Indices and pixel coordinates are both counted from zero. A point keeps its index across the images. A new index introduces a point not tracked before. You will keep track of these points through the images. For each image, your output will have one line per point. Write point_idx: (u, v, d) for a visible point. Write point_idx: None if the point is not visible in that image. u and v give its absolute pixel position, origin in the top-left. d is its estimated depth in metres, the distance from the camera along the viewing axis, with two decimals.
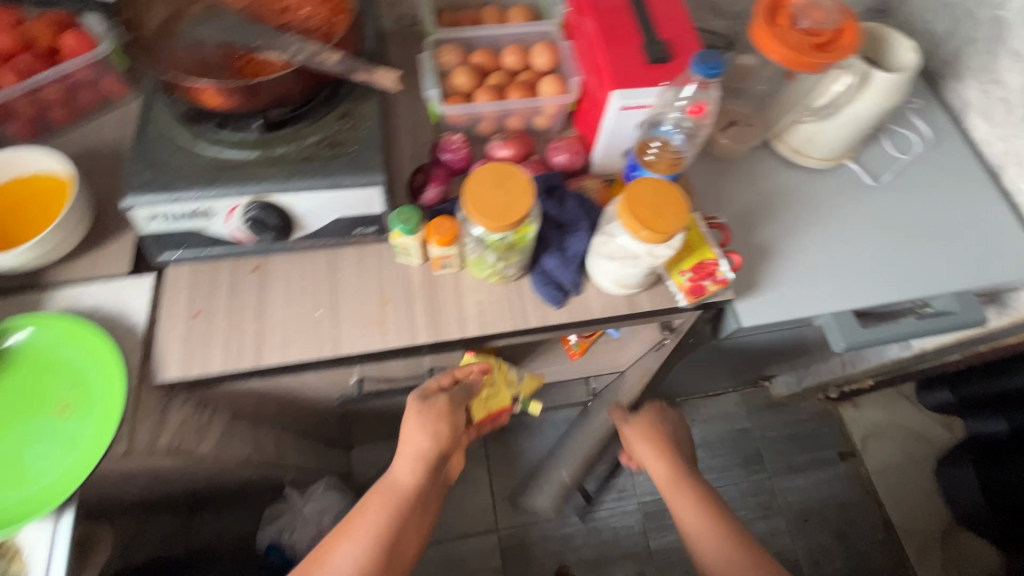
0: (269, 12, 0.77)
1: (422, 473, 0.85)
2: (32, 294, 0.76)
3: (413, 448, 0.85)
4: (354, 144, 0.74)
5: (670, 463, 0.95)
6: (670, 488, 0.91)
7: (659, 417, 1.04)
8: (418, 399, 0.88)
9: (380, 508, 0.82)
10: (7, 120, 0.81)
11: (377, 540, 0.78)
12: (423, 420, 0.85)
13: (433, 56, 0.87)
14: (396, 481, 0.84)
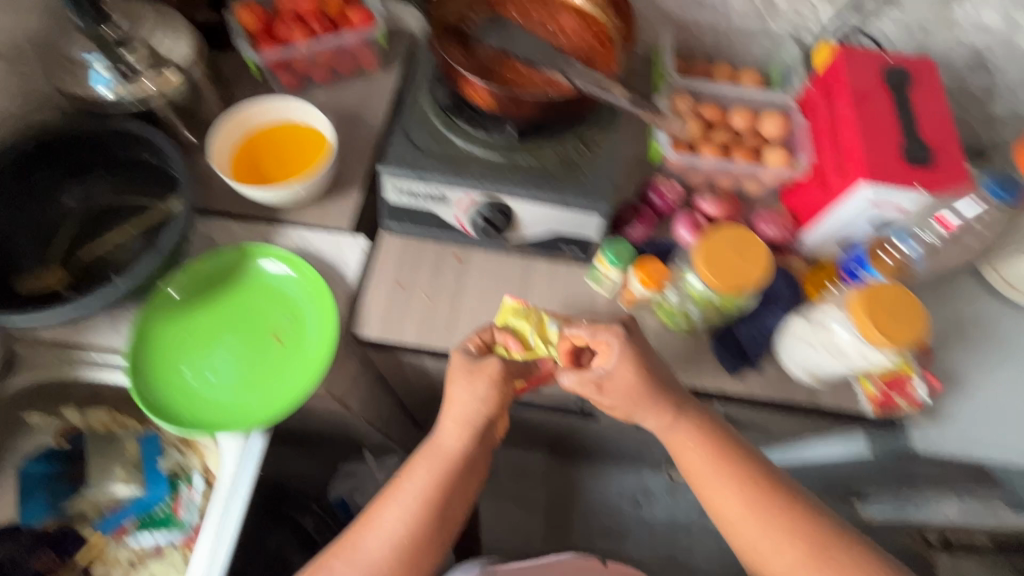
0: (541, 31, 0.82)
1: (470, 437, 0.72)
2: (267, 227, 0.84)
3: (461, 412, 0.72)
4: (588, 171, 0.77)
5: (661, 411, 0.70)
6: (699, 478, 0.70)
7: (625, 348, 0.69)
8: (465, 357, 0.72)
9: (423, 470, 0.71)
10: (283, 71, 0.92)
11: (429, 500, 0.70)
12: (476, 382, 0.71)
13: (669, 100, 0.89)
14: (438, 446, 0.72)
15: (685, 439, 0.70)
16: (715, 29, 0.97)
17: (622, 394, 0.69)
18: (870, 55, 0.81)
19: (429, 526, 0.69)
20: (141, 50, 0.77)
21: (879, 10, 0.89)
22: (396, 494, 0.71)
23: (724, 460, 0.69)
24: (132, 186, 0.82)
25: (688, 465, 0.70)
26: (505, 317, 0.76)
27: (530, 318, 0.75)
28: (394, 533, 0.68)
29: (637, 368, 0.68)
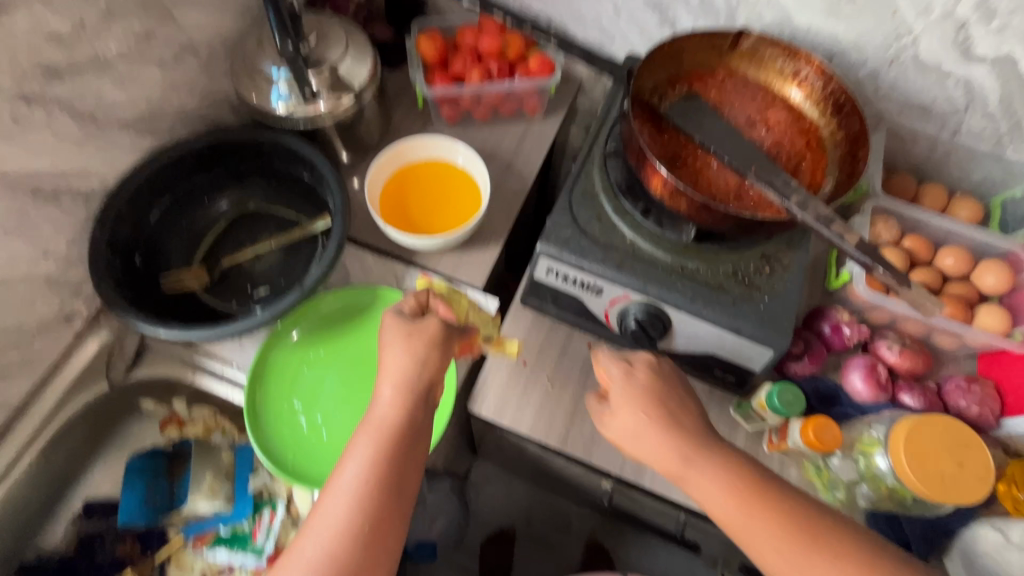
0: (742, 121, 0.72)
1: (404, 402, 0.59)
2: (401, 267, 0.81)
3: (398, 379, 0.60)
4: (768, 295, 0.67)
5: (681, 454, 0.58)
6: (729, 511, 0.56)
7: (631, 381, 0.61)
8: (406, 320, 0.63)
9: (362, 444, 0.58)
10: (448, 105, 0.89)
11: (370, 478, 0.56)
12: (411, 347, 0.61)
13: (868, 221, 0.77)
14: (373, 419, 0.60)
15: (703, 460, 0.57)
16: (935, 142, 0.83)
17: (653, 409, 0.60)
18: None
19: (378, 507, 0.56)
20: (325, 72, 0.77)
21: None
22: (337, 479, 0.57)
23: (743, 481, 0.56)
24: (283, 199, 0.83)
25: (708, 496, 0.57)
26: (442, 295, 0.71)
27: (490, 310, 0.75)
28: (339, 524, 0.55)
29: (656, 393, 0.61)
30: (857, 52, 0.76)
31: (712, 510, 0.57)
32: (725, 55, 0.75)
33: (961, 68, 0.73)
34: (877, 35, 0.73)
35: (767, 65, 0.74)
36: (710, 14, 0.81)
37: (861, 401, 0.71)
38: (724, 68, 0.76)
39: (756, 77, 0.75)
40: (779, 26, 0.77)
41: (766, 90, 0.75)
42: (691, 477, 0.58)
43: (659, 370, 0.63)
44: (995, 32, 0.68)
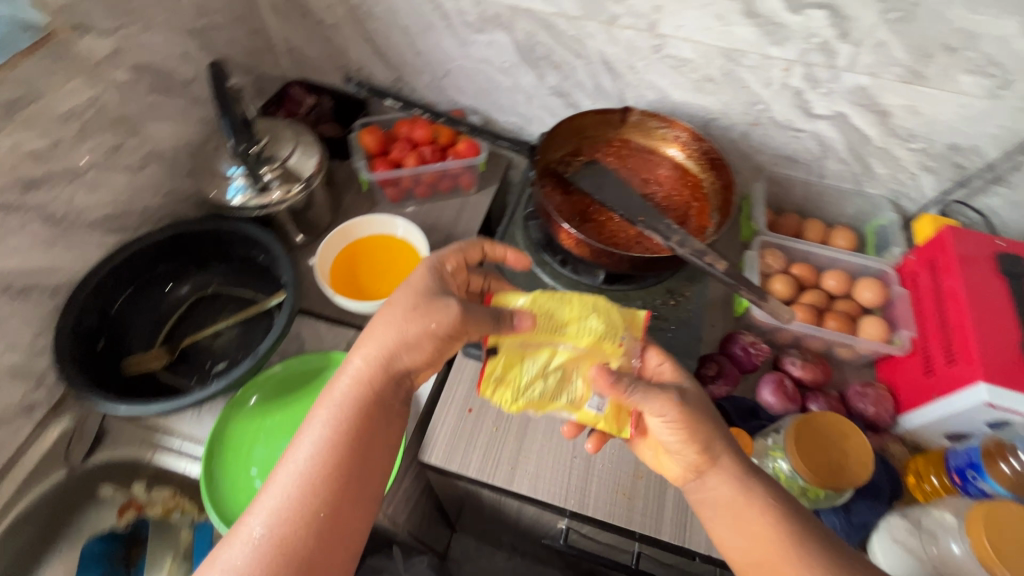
0: (635, 181, 0.86)
1: (373, 376, 0.60)
2: (353, 331, 0.88)
3: (376, 354, 0.60)
4: (674, 324, 0.77)
5: (728, 473, 0.57)
6: (768, 560, 0.53)
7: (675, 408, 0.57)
8: (409, 289, 0.62)
9: (324, 419, 0.58)
10: (390, 186, 1.00)
11: (333, 456, 0.56)
12: (410, 321, 0.59)
13: (758, 254, 0.89)
14: (339, 394, 0.60)
15: (753, 513, 0.55)
16: (808, 185, 0.98)
17: (689, 445, 0.58)
18: (981, 239, 0.79)
19: (336, 483, 0.55)
20: (276, 166, 0.88)
21: (988, 188, 0.89)
22: (297, 454, 0.56)
23: (801, 547, 0.53)
24: (242, 280, 0.91)
25: (761, 553, 0.54)
26: (587, 315, 0.60)
27: (568, 370, 0.60)
28: (294, 504, 0.54)
29: (699, 420, 0.58)
30: (726, 117, 0.92)
31: (742, 529, 0.55)
32: (618, 128, 0.90)
33: (808, 124, 0.89)
34: (737, 104, 0.90)
35: (652, 134, 0.89)
36: (604, 96, 0.96)
37: (772, 411, 0.79)
38: (618, 139, 0.91)
39: (646, 144, 0.90)
40: (661, 102, 0.94)
41: (655, 154, 0.90)
42: (736, 525, 0.56)
43: (696, 403, 0.59)
44: (825, 95, 0.85)
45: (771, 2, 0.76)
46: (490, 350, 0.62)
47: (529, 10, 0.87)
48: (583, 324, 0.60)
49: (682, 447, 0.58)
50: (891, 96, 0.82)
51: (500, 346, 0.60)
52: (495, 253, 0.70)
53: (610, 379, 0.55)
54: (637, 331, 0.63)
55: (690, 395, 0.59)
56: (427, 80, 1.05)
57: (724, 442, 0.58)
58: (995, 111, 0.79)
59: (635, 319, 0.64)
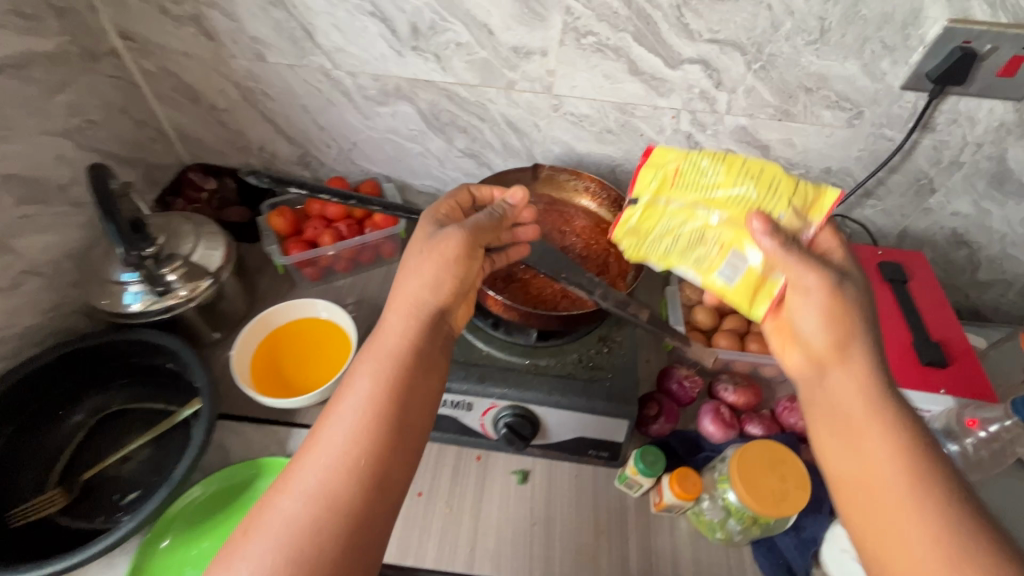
0: (555, 234, 0.88)
1: (413, 332, 0.64)
2: (283, 428, 0.82)
3: (408, 302, 0.65)
4: (611, 373, 0.78)
5: (865, 374, 0.57)
6: (874, 469, 0.53)
7: (827, 297, 0.59)
8: (425, 230, 0.70)
9: (367, 373, 0.61)
10: (308, 266, 0.97)
11: (377, 406, 0.59)
12: (430, 258, 0.66)
13: (677, 288, 0.94)
14: (382, 347, 0.63)
15: (873, 426, 0.54)
16: None
17: (835, 339, 0.59)
18: (864, 250, 0.87)
19: (376, 433, 0.57)
20: (178, 264, 0.82)
21: (861, 201, 0.99)
22: (344, 406, 0.59)
23: (914, 459, 0.52)
24: (151, 391, 0.83)
25: (869, 463, 0.53)
26: (744, 184, 0.64)
27: (706, 231, 0.67)
28: (339, 455, 0.56)
29: (853, 320, 0.58)
30: (630, 163, 0.97)
31: (857, 432, 0.55)
32: (531, 184, 0.93)
33: None
34: (637, 150, 0.95)
35: (564, 186, 0.93)
36: (514, 154, 0.99)
37: (715, 441, 0.81)
38: (532, 194, 0.93)
39: (560, 197, 0.93)
40: (568, 154, 0.97)
41: (569, 205, 0.93)
42: (849, 441, 0.55)
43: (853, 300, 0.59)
44: (713, 136, 0.92)
45: (651, 61, 0.82)
46: (634, 197, 0.69)
47: (428, 81, 0.88)
48: (738, 191, 0.64)
49: (827, 336, 0.59)
50: (769, 133, 0.90)
51: (646, 198, 0.68)
52: (481, 196, 0.76)
53: (765, 240, 0.60)
54: (817, 227, 0.63)
55: (850, 284, 0.59)
56: (335, 153, 1.03)
57: (865, 341, 0.58)
58: (855, 137, 0.89)
59: (821, 202, 0.63)
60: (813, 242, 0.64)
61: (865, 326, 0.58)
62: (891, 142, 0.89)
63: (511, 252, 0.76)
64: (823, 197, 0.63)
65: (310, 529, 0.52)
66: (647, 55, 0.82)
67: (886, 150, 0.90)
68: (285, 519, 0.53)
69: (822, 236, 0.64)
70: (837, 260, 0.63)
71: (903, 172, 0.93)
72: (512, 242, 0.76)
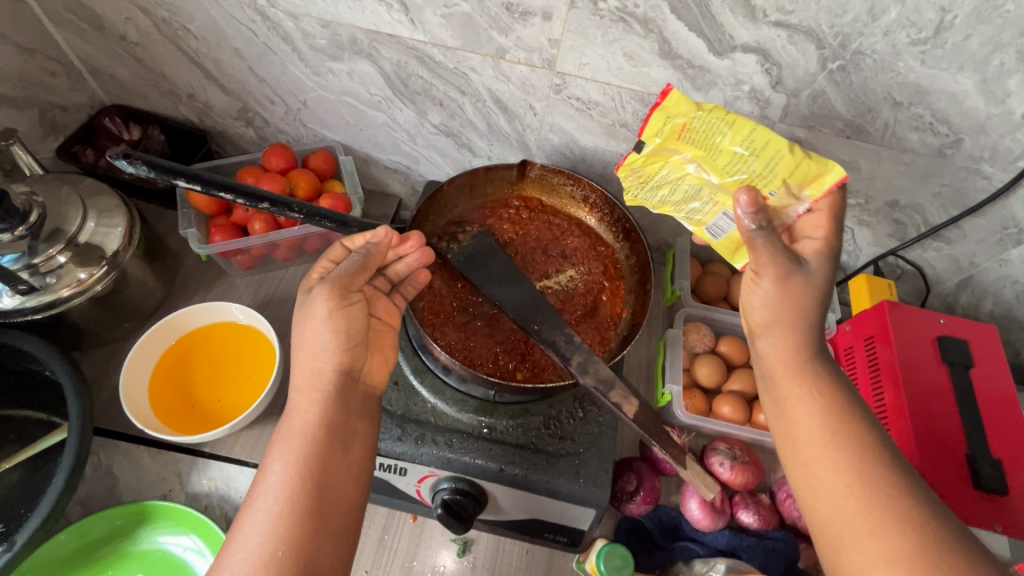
0: (537, 254, 0.70)
1: (324, 403, 0.51)
2: (186, 459, 0.69)
3: (309, 370, 0.52)
4: (583, 446, 0.62)
5: (800, 341, 0.50)
6: (808, 439, 0.47)
7: (787, 275, 0.49)
8: (304, 287, 0.57)
9: (279, 456, 0.48)
10: (236, 255, 0.79)
11: (294, 494, 0.46)
12: (309, 327, 0.52)
13: (681, 330, 0.77)
14: (292, 427, 0.50)
15: (799, 386, 0.49)
16: None
17: (784, 323, 0.50)
18: (923, 317, 0.70)
19: (305, 524, 0.45)
20: (63, 246, 0.65)
21: (923, 243, 0.80)
22: (258, 498, 0.46)
23: (841, 422, 0.47)
24: (31, 398, 0.69)
25: (793, 427, 0.48)
26: (746, 151, 0.51)
27: (700, 189, 0.54)
28: (261, 559, 0.43)
29: (807, 301, 0.49)
30: None
31: (785, 391, 0.50)
32: (517, 184, 0.74)
33: None
34: None
35: (558, 190, 0.74)
36: (501, 138, 0.79)
37: (701, 530, 0.67)
38: (517, 197, 0.75)
39: (551, 203, 0.75)
40: (568, 146, 0.77)
41: (562, 216, 0.74)
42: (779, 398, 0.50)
43: (814, 279, 0.50)
44: None
45: (691, 42, 0.60)
46: (639, 140, 0.54)
47: (393, 35, 0.67)
48: (741, 154, 0.51)
49: (774, 321, 0.50)
50: (829, 151, 0.69)
51: (649, 147, 0.53)
52: (354, 248, 0.58)
53: (747, 220, 0.47)
54: (814, 202, 0.51)
55: (805, 275, 0.50)
56: (282, 112, 0.83)
57: (812, 315, 0.50)
58: (940, 170, 0.68)
59: (824, 177, 0.50)
60: (802, 220, 0.53)
61: (817, 299, 0.50)
62: (987, 182, 0.68)
63: (415, 283, 0.62)
64: (830, 172, 0.50)
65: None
66: (687, 35, 0.60)
67: (979, 190, 0.70)
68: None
69: (816, 212, 0.52)
70: (813, 249, 0.51)
71: (990, 216, 0.73)
72: (412, 272, 0.62)
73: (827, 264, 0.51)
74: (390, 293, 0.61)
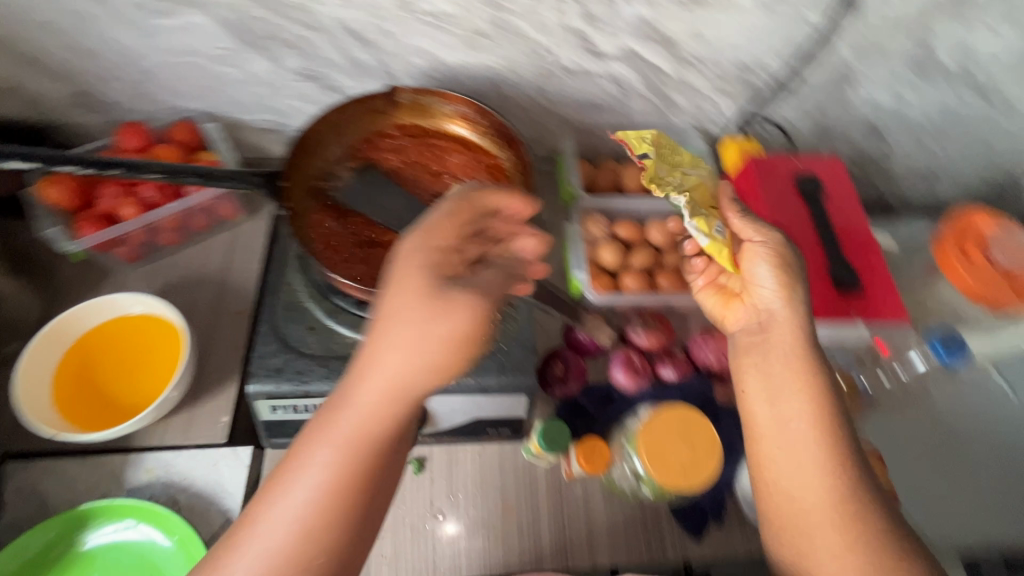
0: (424, 178, 0.72)
1: (385, 432, 0.47)
2: (116, 458, 0.67)
3: (389, 391, 0.46)
4: (505, 342, 0.66)
5: (798, 338, 0.58)
6: (788, 431, 0.55)
7: (778, 250, 0.61)
8: (416, 272, 0.47)
9: (313, 471, 0.46)
10: (114, 246, 0.76)
11: (324, 515, 0.45)
12: (406, 341, 0.46)
13: (579, 224, 0.82)
14: (334, 438, 0.46)
15: (792, 395, 0.56)
16: (618, 127, 0.92)
17: (786, 301, 0.60)
18: (780, 162, 0.78)
19: (328, 547, 0.45)
20: None
21: (776, 100, 0.88)
22: (272, 509, 0.45)
23: (821, 423, 0.55)
24: None
25: (783, 435, 0.55)
26: (697, 165, 0.77)
27: (694, 186, 0.73)
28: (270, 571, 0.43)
29: (795, 281, 0.60)
30: (514, 74, 0.80)
31: (780, 398, 0.56)
32: (391, 114, 0.74)
33: (600, 66, 0.80)
34: (522, 57, 0.77)
35: (432, 111, 0.74)
36: (367, 72, 0.78)
37: (625, 392, 0.73)
38: (394, 127, 0.74)
39: (429, 126, 0.75)
40: (436, 68, 0.78)
41: (443, 137, 0.75)
42: (772, 397, 0.57)
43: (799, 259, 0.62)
44: (610, 31, 0.74)
45: None
46: (642, 155, 0.75)
47: None
48: (692, 169, 0.77)
49: (776, 299, 0.60)
50: (674, 23, 0.74)
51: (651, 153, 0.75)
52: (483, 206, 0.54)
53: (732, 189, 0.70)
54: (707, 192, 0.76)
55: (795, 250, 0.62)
56: (125, 88, 0.77)
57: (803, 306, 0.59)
58: (771, 24, 0.75)
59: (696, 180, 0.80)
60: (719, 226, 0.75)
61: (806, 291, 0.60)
62: (811, 28, 0.76)
63: (519, 251, 0.54)
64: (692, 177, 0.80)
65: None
66: None
67: (806, 37, 0.77)
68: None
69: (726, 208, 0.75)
70: None
71: (821, 62, 0.81)
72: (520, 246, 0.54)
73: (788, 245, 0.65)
74: (478, 259, 0.52)
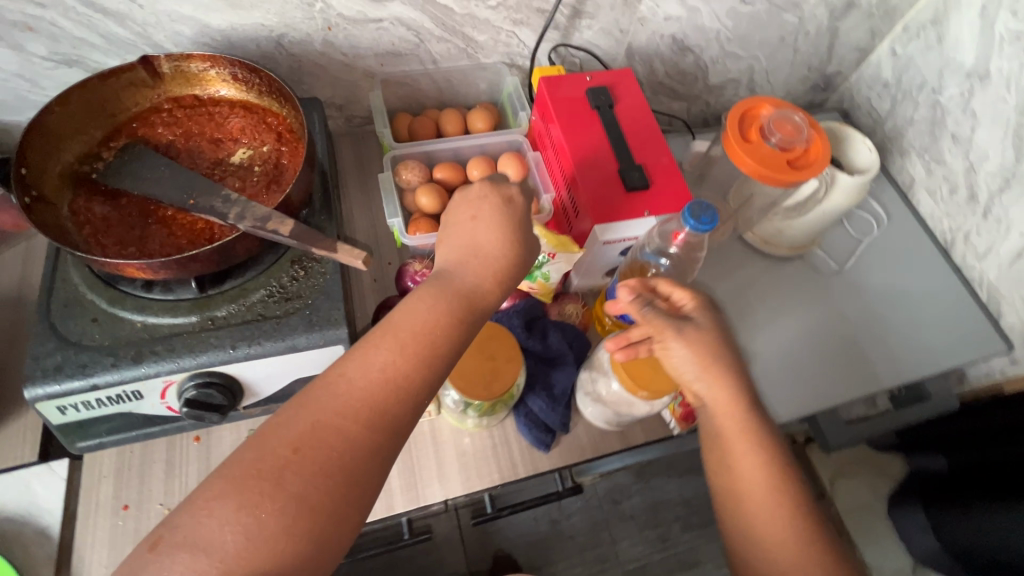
0: (204, 148, 0.69)
1: (461, 323, 0.52)
2: None
3: (475, 283, 0.54)
4: (311, 297, 0.65)
5: (729, 399, 0.58)
6: (751, 488, 0.56)
7: (695, 332, 0.59)
8: (495, 204, 0.59)
9: (387, 348, 0.48)
10: None
11: (401, 389, 0.47)
12: (490, 246, 0.57)
13: (394, 174, 0.82)
14: (417, 323, 0.50)
15: (741, 448, 0.57)
16: (429, 76, 0.91)
17: (711, 378, 0.58)
18: (573, 81, 0.80)
19: (395, 426, 0.47)
20: None
21: (574, 24, 0.90)
22: (343, 392, 0.46)
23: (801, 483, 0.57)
24: None
25: (752, 483, 0.56)
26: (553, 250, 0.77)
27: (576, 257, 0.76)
28: (352, 432, 0.45)
29: (714, 349, 0.59)
30: (295, 31, 0.77)
31: (736, 458, 0.57)
32: (158, 86, 0.70)
33: (383, 11, 0.78)
34: (294, 11, 0.74)
35: (203, 77, 0.70)
36: (131, 49, 0.73)
37: None
38: (166, 100, 0.70)
39: (205, 95, 0.71)
40: (208, 34, 0.74)
41: (221, 103, 0.72)
42: (726, 462, 0.58)
43: (718, 327, 0.60)
44: None
45: None
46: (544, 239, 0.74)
47: None
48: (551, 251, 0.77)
49: (700, 374, 0.58)
50: None
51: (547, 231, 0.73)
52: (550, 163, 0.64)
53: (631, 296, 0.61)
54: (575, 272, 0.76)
55: (696, 326, 0.59)
56: None
57: (733, 369, 0.59)
58: None
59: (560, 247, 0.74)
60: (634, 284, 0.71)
61: (726, 348, 0.59)
62: None
63: None
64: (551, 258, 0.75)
65: (261, 552, 0.39)
66: None
67: None
68: (229, 539, 0.39)
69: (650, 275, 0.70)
70: (693, 308, 0.61)
71: None
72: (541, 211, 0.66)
73: (711, 312, 0.61)
74: None
